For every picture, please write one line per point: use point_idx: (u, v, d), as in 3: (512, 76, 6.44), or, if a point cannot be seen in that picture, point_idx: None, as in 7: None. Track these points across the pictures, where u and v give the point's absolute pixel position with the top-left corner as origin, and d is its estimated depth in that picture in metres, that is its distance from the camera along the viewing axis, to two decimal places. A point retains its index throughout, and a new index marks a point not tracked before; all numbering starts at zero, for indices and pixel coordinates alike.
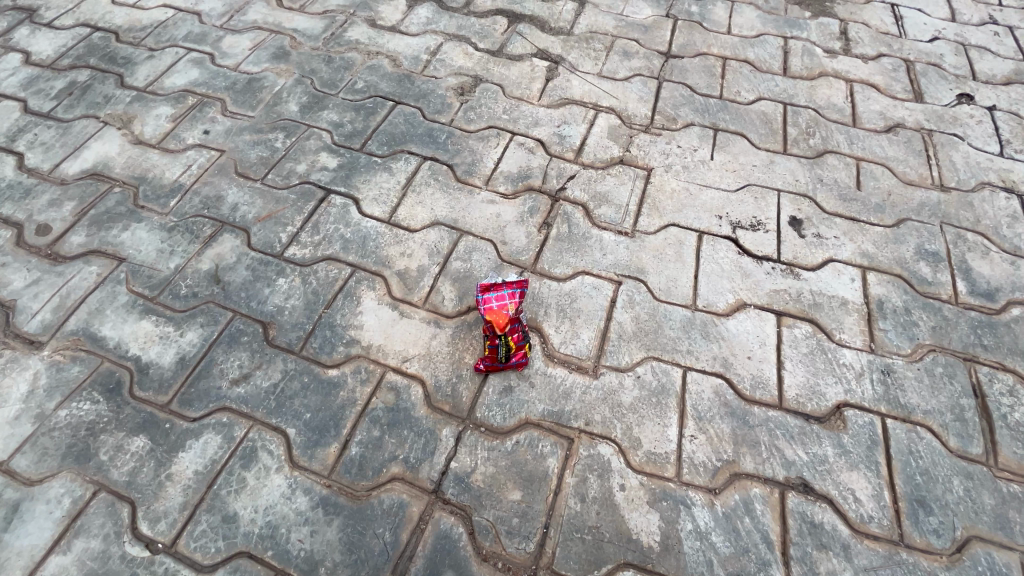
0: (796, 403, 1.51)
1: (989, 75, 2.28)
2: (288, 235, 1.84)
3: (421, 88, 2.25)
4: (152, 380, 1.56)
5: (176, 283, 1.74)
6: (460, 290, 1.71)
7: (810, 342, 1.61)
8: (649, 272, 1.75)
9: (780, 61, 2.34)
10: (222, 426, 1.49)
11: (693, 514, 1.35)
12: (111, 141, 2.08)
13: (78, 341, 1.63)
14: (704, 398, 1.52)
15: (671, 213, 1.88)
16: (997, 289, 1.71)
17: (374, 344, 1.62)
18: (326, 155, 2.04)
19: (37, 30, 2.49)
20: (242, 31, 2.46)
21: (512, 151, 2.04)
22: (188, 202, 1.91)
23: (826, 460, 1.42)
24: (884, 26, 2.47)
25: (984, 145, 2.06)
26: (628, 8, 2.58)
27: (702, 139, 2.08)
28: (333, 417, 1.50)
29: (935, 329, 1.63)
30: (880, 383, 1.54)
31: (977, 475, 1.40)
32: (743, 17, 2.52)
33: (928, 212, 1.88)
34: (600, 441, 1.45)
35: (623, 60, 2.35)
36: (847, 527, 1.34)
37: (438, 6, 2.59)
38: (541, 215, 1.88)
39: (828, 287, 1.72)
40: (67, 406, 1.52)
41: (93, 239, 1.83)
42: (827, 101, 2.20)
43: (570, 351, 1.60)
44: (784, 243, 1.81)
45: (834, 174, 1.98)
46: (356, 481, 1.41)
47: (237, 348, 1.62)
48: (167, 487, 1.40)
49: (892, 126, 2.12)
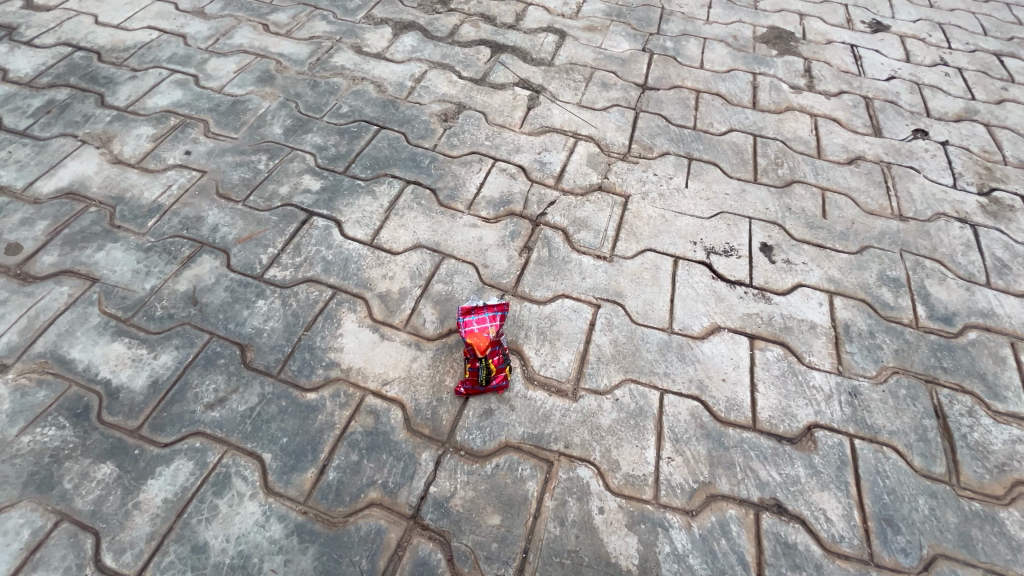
0: (769, 424, 1.56)
1: (942, 112, 2.41)
2: (268, 257, 1.83)
3: (405, 114, 2.28)
4: (122, 404, 1.53)
5: (151, 304, 1.71)
6: (441, 313, 1.73)
7: (782, 364, 1.67)
8: (626, 296, 1.80)
9: (749, 95, 2.44)
10: (195, 451, 1.46)
11: (671, 536, 1.37)
12: (89, 160, 2.06)
13: (45, 364, 1.59)
14: (681, 420, 1.56)
15: (648, 238, 1.94)
16: (954, 314, 1.80)
17: (354, 367, 1.62)
18: (308, 178, 2.05)
19: (16, 48, 2.45)
20: (227, 54, 2.46)
21: (494, 176, 2.08)
22: (166, 222, 1.90)
23: (798, 481, 1.47)
24: (845, 65, 2.60)
25: (938, 177, 2.17)
26: (606, 41, 2.67)
27: (677, 168, 2.15)
28: (311, 442, 1.49)
29: (898, 352, 1.71)
30: (848, 404, 1.60)
31: (941, 493, 1.46)
32: (714, 54, 2.63)
33: (889, 240, 1.97)
34: (579, 463, 1.47)
35: (602, 91, 2.42)
36: (820, 548, 1.37)
37: (422, 35, 2.64)
38: (521, 239, 1.91)
39: (797, 311, 1.78)
40: (30, 432, 1.48)
41: (66, 259, 1.80)
42: (794, 134, 2.30)
43: (550, 374, 1.62)
44: (755, 269, 1.88)
45: (802, 203, 2.06)
46: (333, 507, 1.40)
47: (213, 371, 1.60)
48: (134, 516, 1.36)
49: (854, 158, 2.22)
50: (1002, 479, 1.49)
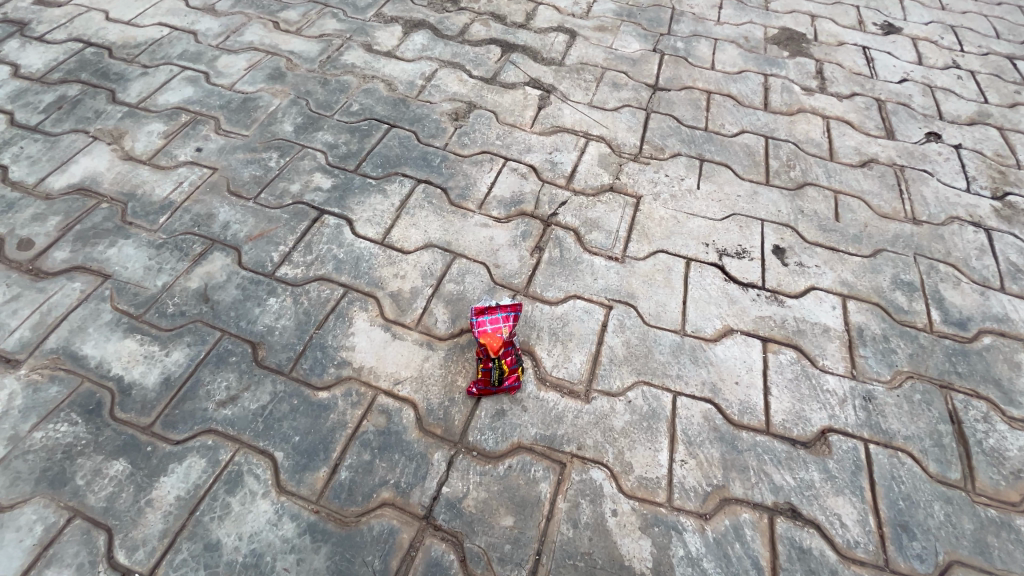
0: (783, 427, 1.55)
1: (954, 115, 2.40)
2: (279, 255, 1.83)
3: (416, 113, 2.27)
4: (134, 401, 1.53)
5: (163, 301, 1.71)
6: (453, 313, 1.72)
7: (795, 367, 1.66)
8: (639, 297, 1.79)
9: (761, 96, 2.43)
10: (207, 449, 1.45)
11: (684, 540, 1.37)
12: (100, 156, 2.05)
13: (57, 360, 1.59)
14: (694, 423, 1.55)
15: (660, 240, 1.93)
16: (969, 318, 1.79)
17: (365, 366, 1.61)
18: (319, 176, 2.04)
19: (27, 43, 2.45)
20: (238, 51, 2.46)
21: (505, 176, 2.08)
22: (178, 219, 1.89)
23: (813, 485, 1.46)
24: (857, 67, 2.59)
25: (951, 181, 2.16)
26: (617, 41, 2.66)
27: (689, 169, 2.14)
28: (323, 441, 1.48)
29: (912, 356, 1.70)
30: (862, 409, 1.59)
31: (956, 499, 1.45)
32: (726, 55, 2.62)
33: (902, 244, 1.96)
34: (592, 465, 1.47)
35: (613, 92, 2.41)
36: (835, 552, 1.36)
37: (433, 33, 2.63)
38: (533, 239, 1.91)
39: (811, 314, 1.77)
40: (43, 428, 1.47)
41: (78, 255, 1.79)
42: (806, 136, 2.29)
43: (562, 375, 1.62)
44: (768, 271, 1.87)
45: (815, 206, 2.05)
46: (345, 506, 1.39)
47: (225, 369, 1.59)
48: (147, 513, 1.35)
49: (866, 161, 2.21)
50: (1017, 485, 1.48)
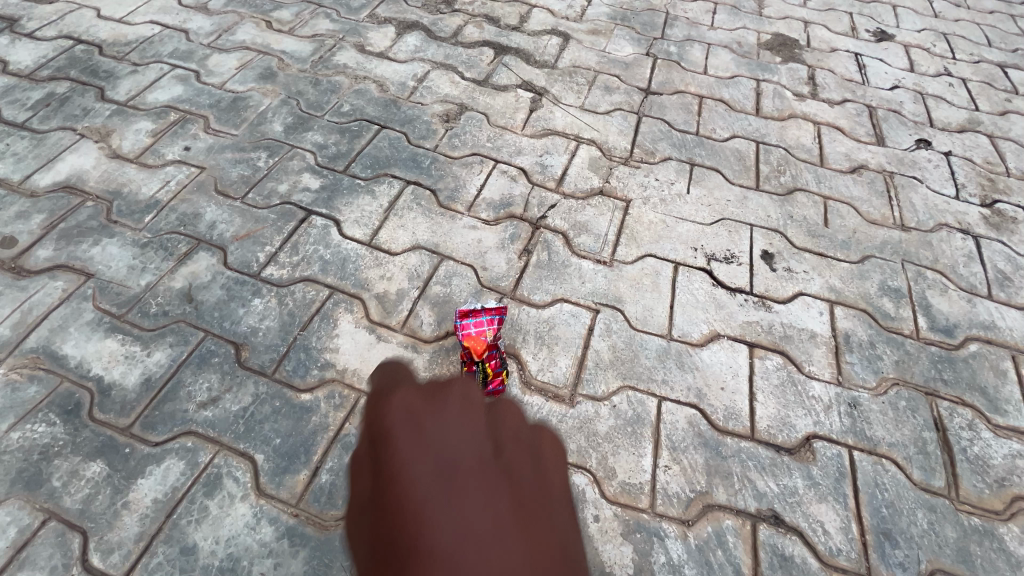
0: (768, 434, 1.54)
1: (945, 122, 2.40)
2: (265, 255, 1.82)
3: (407, 114, 2.27)
4: (113, 402, 1.51)
5: (146, 300, 1.70)
6: (439, 315, 1.71)
7: (781, 373, 1.66)
8: (626, 302, 1.78)
9: (753, 102, 2.43)
10: (186, 451, 1.44)
11: (666, 546, 1.36)
12: (87, 154, 2.04)
13: (37, 360, 1.57)
14: (679, 428, 1.54)
15: (648, 244, 1.93)
16: (956, 326, 1.78)
17: (349, 368, 1.60)
18: (308, 176, 2.03)
19: (17, 40, 2.44)
20: (229, 50, 2.45)
21: (495, 178, 2.07)
22: (164, 218, 1.88)
23: (796, 492, 1.45)
24: (849, 74, 2.59)
25: (941, 188, 2.16)
26: (610, 45, 2.65)
27: (679, 173, 2.14)
28: (304, 444, 1.47)
29: (898, 363, 1.69)
30: (847, 415, 1.59)
31: (940, 507, 1.45)
32: (718, 59, 2.62)
33: (891, 250, 1.96)
34: (575, 471, 1.46)
35: (604, 95, 2.41)
36: (816, 560, 1.36)
37: (426, 34, 2.62)
38: (521, 242, 1.90)
39: (798, 320, 1.77)
40: (20, 428, 1.46)
41: (61, 254, 1.78)
42: (797, 142, 2.29)
43: (547, 379, 1.61)
44: (756, 276, 1.86)
45: (804, 212, 2.05)
46: (324, 510, 1.38)
47: (206, 370, 1.58)
48: (123, 516, 1.34)
49: (856, 167, 2.21)
50: (1001, 493, 1.48)
